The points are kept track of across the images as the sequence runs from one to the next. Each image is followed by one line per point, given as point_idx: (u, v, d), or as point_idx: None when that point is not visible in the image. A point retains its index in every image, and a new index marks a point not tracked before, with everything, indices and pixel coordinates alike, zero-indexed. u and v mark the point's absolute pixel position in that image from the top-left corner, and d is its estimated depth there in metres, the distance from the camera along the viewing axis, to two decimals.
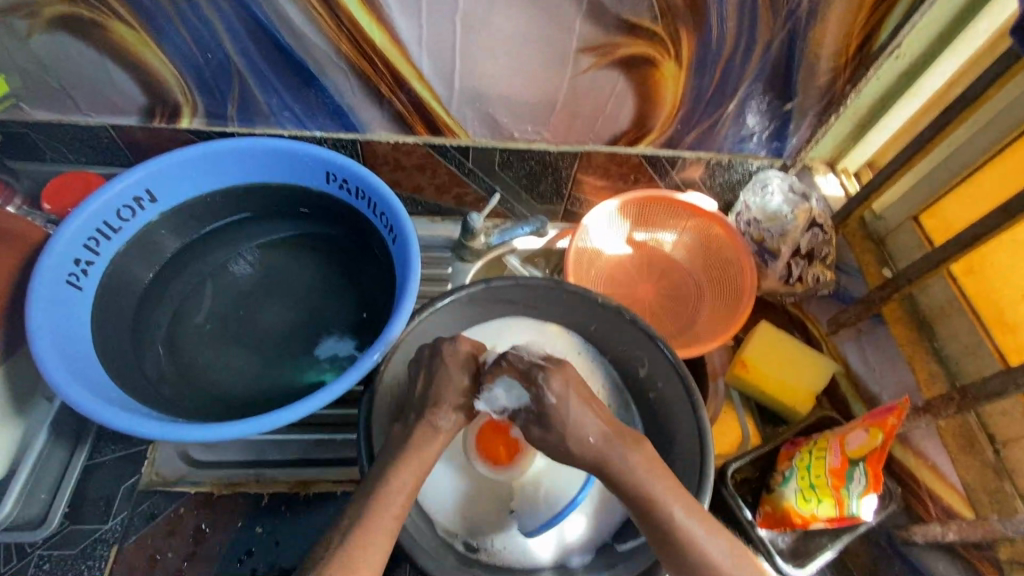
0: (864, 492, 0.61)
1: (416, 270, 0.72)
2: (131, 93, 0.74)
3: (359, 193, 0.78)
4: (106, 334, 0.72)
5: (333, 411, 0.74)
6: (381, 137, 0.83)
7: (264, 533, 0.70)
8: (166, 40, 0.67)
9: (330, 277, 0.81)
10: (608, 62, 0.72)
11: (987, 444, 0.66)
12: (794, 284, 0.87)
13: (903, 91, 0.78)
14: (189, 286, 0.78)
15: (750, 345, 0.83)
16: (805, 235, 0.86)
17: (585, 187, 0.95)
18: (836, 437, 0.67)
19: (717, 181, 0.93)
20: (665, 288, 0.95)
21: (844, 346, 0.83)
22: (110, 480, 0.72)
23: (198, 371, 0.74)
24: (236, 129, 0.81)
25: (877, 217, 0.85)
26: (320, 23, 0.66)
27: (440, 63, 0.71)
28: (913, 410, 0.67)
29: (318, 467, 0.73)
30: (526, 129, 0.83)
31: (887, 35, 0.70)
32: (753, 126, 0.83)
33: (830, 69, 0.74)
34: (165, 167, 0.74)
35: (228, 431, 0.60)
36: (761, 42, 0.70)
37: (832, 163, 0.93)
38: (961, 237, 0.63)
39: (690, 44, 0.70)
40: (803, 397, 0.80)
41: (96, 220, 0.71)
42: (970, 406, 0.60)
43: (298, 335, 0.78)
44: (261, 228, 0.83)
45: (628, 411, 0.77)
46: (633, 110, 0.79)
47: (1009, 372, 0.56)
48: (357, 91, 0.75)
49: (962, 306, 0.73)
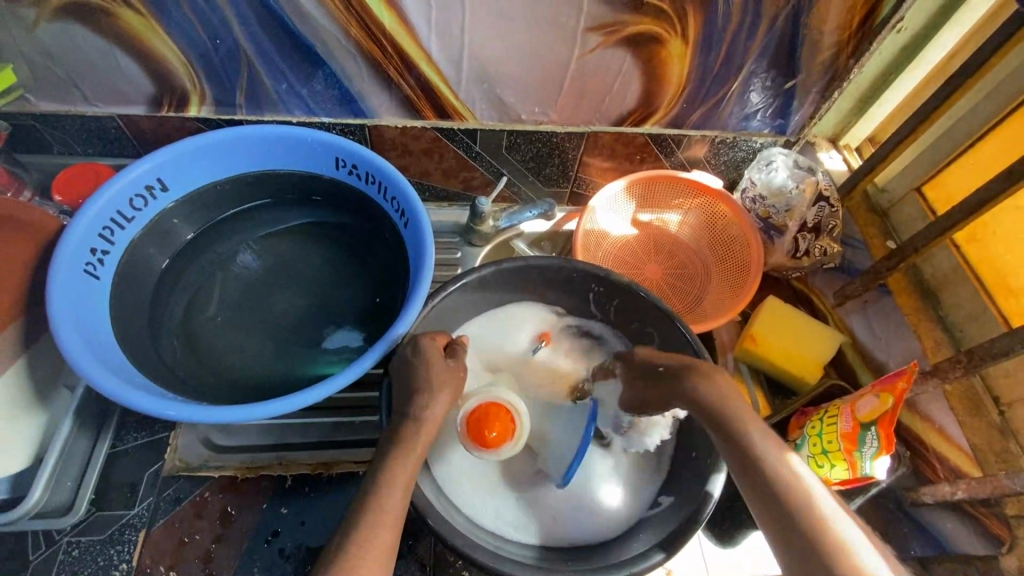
0: (877, 454, 0.62)
1: (431, 253, 0.72)
2: (139, 82, 0.74)
3: (369, 178, 0.78)
4: (123, 321, 0.72)
5: (351, 394, 0.77)
6: (390, 122, 0.83)
7: (289, 514, 0.71)
8: (173, 25, 0.67)
9: (341, 262, 0.82)
10: (615, 41, 0.72)
11: (991, 406, 0.69)
12: (801, 258, 0.88)
13: (904, 65, 0.79)
14: (203, 274, 0.79)
15: (758, 319, 0.85)
16: (811, 209, 0.87)
17: (591, 170, 0.96)
18: (846, 403, 0.68)
19: (721, 159, 0.95)
20: (672, 267, 0.96)
21: (850, 318, 0.84)
22: (133, 466, 0.73)
23: (216, 359, 0.75)
24: (244, 117, 0.81)
25: (880, 189, 0.87)
26: (329, 6, 0.66)
27: (448, 44, 0.71)
28: (921, 374, 0.68)
29: (340, 449, 0.74)
30: (534, 111, 0.83)
31: (890, 9, 0.70)
32: (757, 103, 0.84)
33: (833, 43, 0.75)
34: (176, 156, 0.74)
35: (253, 413, 0.60)
36: (766, 18, 0.70)
37: (834, 139, 0.94)
38: (966, 204, 0.64)
39: (696, 21, 0.70)
40: (811, 367, 0.82)
41: (109, 210, 0.71)
42: (976, 368, 0.62)
43: (314, 321, 0.78)
44: (271, 216, 0.83)
45: None
46: (640, 90, 0.80)
47: (1016, 332, 0.58)
48: (366, 76, 0.75)
49: (966, 273, 0.75)
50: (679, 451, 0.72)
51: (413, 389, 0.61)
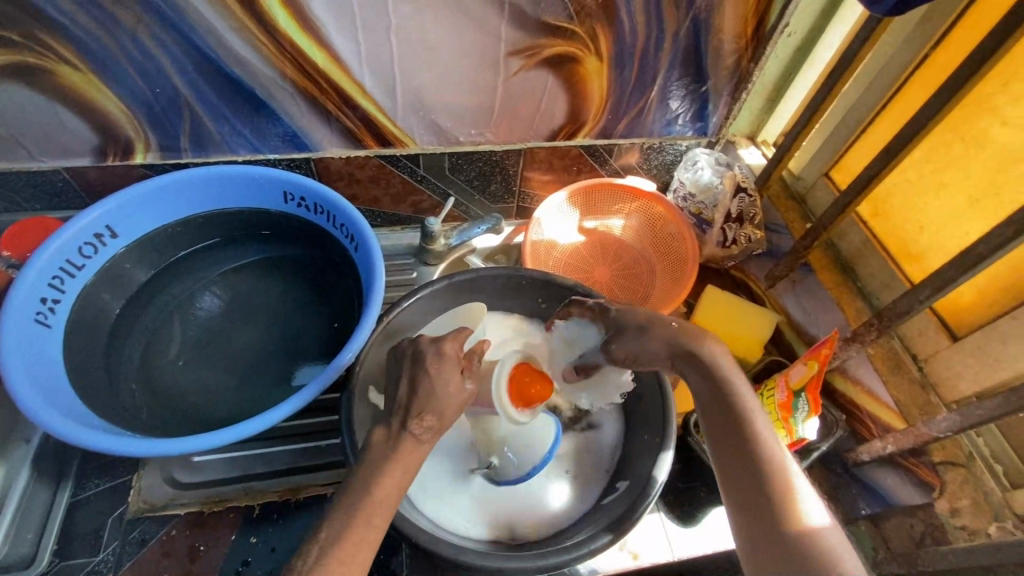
0: (808, 417, 0.66)
1: (381, 270, 0.75)
2: (83, 135, 0.77)
3: (318, 209, 0.81)
4: (79, 368, 0.73)
5: (315, 420, 0.78)
6: (334, 153, 0.87)
7: (259, 543, 0.72)
8: (114, 80, 0.71)
9: (299, 293, 0.85)
10: (536, 63, 0.79)
11: (911, 364, 0.74)
12: (730, 247, 0.95)
13: (799, 66, 0.87)
14: (161, 315, 0.81)
15: (700, 309, 0.91)
16: (734, 200, 0.93)
17: (534, 183, 1.01)
18: (782, 376, 0.73)
19: (653, 163, 1.01)
20: (621, 269, 1.01)
21: (784, 299, 0.90)
22: (97, 513, 0.73)
23: (178, 395, 0.76)
24: (191, 160, 0.84)
25: (796, 177, 0.94)
26: (262, 50, 0.70)
27: (380, 78, 0.76)
28: (845, 340, 0.74)
29: (306, 475, 0.76)
30: (471, 133, 0.88)
31: (776, 16, 0.78)
32: (677, 109, 0.91)
33: (734, 51, 0.82)
34: (124, 202, 0.76)
35: (214, 440, 0.62)
36: (669, 31, 0.77)
37: (752, 136, 1.01)
38: (859, 181, 0.71)
39: (607, 39, 0.77)
40: (753, 347, 0.87)
41: (59, 258, 0.73)
42: (887, 328, 0.68)
43: (274, 352, 0.80)
44: (224, 256, 0.85)
45: None
46: (566, 105, 0.86)
47: (912, 291, 0.64)
48: (305, 113, 0.80)
49: (874, 246, 0.80)
50: (627, 437, 0.75)
51: (407, 412, 0.56)
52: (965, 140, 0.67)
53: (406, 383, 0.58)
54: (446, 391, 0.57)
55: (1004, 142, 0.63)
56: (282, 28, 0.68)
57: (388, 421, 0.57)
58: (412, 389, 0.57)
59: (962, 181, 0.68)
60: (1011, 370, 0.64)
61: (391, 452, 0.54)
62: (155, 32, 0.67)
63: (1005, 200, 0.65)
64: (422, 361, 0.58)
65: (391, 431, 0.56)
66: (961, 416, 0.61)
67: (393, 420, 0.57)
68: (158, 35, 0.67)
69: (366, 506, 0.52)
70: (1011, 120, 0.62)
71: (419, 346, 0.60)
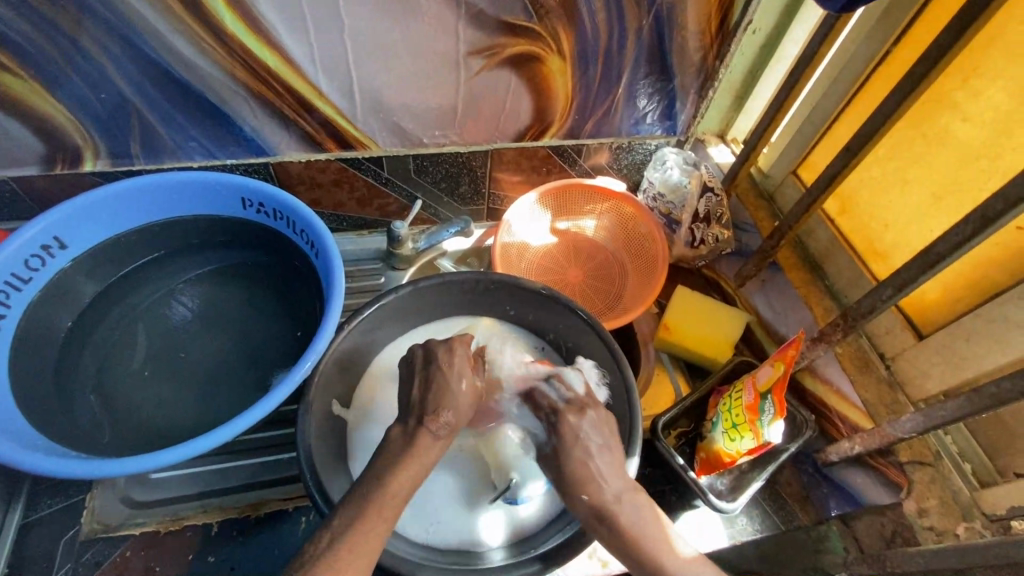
0: (773, 420, 0.66)
1: (342, 278, 0.73)
2: (28, 143, 0.74)
3: (277, 214, 0.79)
4: (26, 386, 0.70)
5: (275, 433, 0.77)
6: (293, 157, 0.85)
7: (218, 561, 0.72)
8: (56, 85, 0.68)
9: (261, 301, 0.82)
10: (497, 62, 0.77)
11: (879, 363, 0.73)
12: (699, 247, 0.95)
13: (765, 62, 0.86)
14: (118, 326, 0.78)
15: (670, 309, 0.90)
16: (701, 200, 0.93)
17: (503, 184, 1.00)
18: (749, 378, 0.72)
19: (623, 163, 1.00)
20: (593, 270, 1.00)
21: (754, 298, 0.91)
22: (49, 534, 0.71)
23: (132, 411, 0.73)
24: (144, 166, 0.81)
25: (765, 175, 0.93)
26: (210, 52, 0.68)
27: (337, 80, 0.74)
28: (812, 340, 0.74)
29: (268, 488, 0.75)
30: (434, 134, 0.86)
31: (739, 13, 0.77)
32: (645, 107, 0.90)
33: (699, 48, 0.81)
34: (72, 213, 0.74)
35: (163, 459, 0.60)
36: (632, 29, 0.76)
37: (722, 134, 1.01)
38: (822, 180, 0.71)
39: (568, 38, 0.75)
40: (722, 348, 0.87)
41: (2, 272, 0.70)
42: (852, 328, 0.67)
43: (235, 363, 0.78)
44: (184, 264, 0.83)
45: (615, 357, 0.72)
46: (531, 105, 0.85)
47: (875, 290, 0.63)
48: (261, 116, 0.77)
49: (842, 244, 0.79)
50: None
51: (423, 410, 0.59)
52: (927, 136, 0.67)
53: (419, 384, 0.61)
54: (459, 385, 0.61)
55: (965, 139, 0.63)
56: (229, 29, 0.66)
57: (405, 421, 0.59)
58: (424, 389, 0.60)
59: (924, 178, 0.68)
60: (975, 369, 0.64)
61: (407, 449, 0.56)
62: (96, 35, 0.64)
63: (966, 196, 0.64)
64: (434, 360, 0.62)
65: (407, 428, 0.58)
66: (924, 417, 0.60)
67: (409, 420, 0.59)
68: (99, 39, 0.65)
69: (379, 498, 0.53)
70: (972, 116, 0.62)
71: (429, 347, 0.63)
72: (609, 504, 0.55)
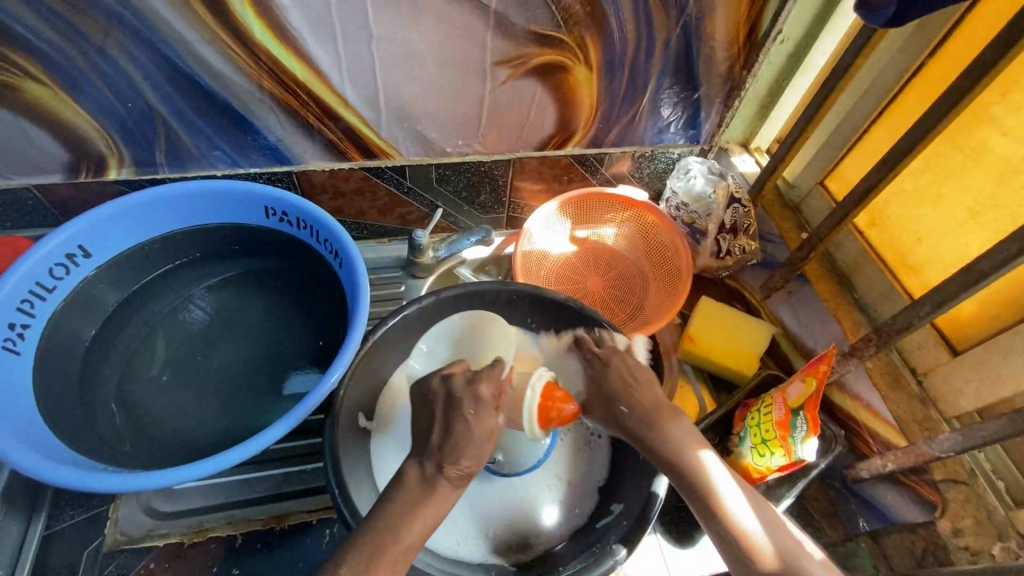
0: (807, 437, 0.65)
1: (366, 292, 0.72)
2: (53, 151, 0.74)
3: (301, 223, 0.79)
4: (50, 395, 0.70)
5: (296, 443, 0.76)
6: (316, 166, 0.84)
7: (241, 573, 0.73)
8: (84, 95, 0.68)
9: (283, 310, 0.82)
10: (524, 72, 0.76)
11: (910, 378, 0.73)
12: (725, 258, 0.95)
13: (793, 72, 0.85)
14: (141, 332, 0.78)
15: (693, 320, 0.90)
16: (727, 211, 0.92)
17: (524, 193, 0.99)
18: (779, 393, 0.71)
19: (644, 172, 0.99)
20: (613, 279, 0.99)
21: (779, 310, 0.90)
22: (74, 544, 0.73)
23: (155, 420, 0.73)
24: (168, 174, 0.81)
25: (791, 185, 0.92)
26: (238, 62, 0.68)
27: (363, 89, 0.74)
28: (842, 355, 0.73)
29: (290, 500, 0.75)
30: (458, 144, 0.86)
31: (768, 23, 0.76)
32: (669, 117, 0.89)
33: (726, 58, 0.80)
34: (97, 220, 0.73)
35: (192, 472, 0.59)
36: (660, 38, 0.75)
37: (745, 143, 1.00)
38: (855, 193, 0.70)
39: (596, 49, 0.75)
40: (748, 361, 0.86)
41: (27, 281, 0.70)
42: (886, 344, 0.66)
43: (257, 372, 0.77)
44: (206, 272, 0.82)
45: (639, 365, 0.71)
46: (556, 114, 0.84)
47: (911, 306, 0.62)
48: (285, 125, 0.77)
49: (872, 257, 0.78)
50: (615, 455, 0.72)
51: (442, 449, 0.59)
52: (964, 150, 0.66)
53: (439, 430, 0.60)
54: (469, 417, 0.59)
55: (1004, 153, 0.62)
56: (258, 39, 0.65)
57: (430, 465, 0.58)
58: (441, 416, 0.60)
59: (960, 192, 0.67)
60: (1013, 387, 0.63)
61: (421, 492, 0.57)
62: (124, 45, 0.64)
63: (1004, 211, 0.63)
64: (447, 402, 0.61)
65: (426, 474, 0.58)
66: (964, 437, 0.59)
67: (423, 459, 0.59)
68: (128, 49, 0.64)
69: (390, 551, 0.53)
70: (1012, 131, 0.61)
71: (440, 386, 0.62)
72: (670, 448, 0.61)
